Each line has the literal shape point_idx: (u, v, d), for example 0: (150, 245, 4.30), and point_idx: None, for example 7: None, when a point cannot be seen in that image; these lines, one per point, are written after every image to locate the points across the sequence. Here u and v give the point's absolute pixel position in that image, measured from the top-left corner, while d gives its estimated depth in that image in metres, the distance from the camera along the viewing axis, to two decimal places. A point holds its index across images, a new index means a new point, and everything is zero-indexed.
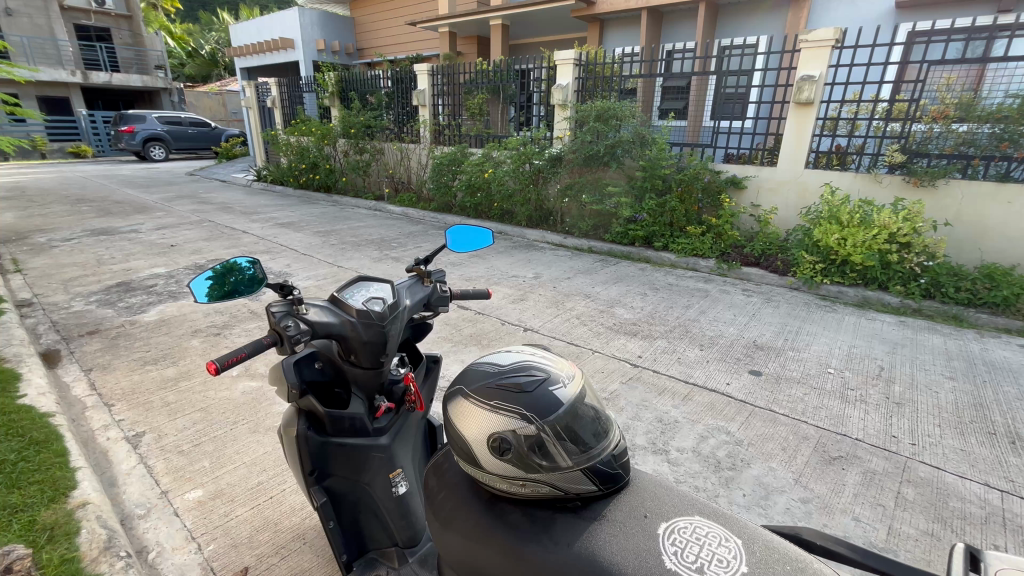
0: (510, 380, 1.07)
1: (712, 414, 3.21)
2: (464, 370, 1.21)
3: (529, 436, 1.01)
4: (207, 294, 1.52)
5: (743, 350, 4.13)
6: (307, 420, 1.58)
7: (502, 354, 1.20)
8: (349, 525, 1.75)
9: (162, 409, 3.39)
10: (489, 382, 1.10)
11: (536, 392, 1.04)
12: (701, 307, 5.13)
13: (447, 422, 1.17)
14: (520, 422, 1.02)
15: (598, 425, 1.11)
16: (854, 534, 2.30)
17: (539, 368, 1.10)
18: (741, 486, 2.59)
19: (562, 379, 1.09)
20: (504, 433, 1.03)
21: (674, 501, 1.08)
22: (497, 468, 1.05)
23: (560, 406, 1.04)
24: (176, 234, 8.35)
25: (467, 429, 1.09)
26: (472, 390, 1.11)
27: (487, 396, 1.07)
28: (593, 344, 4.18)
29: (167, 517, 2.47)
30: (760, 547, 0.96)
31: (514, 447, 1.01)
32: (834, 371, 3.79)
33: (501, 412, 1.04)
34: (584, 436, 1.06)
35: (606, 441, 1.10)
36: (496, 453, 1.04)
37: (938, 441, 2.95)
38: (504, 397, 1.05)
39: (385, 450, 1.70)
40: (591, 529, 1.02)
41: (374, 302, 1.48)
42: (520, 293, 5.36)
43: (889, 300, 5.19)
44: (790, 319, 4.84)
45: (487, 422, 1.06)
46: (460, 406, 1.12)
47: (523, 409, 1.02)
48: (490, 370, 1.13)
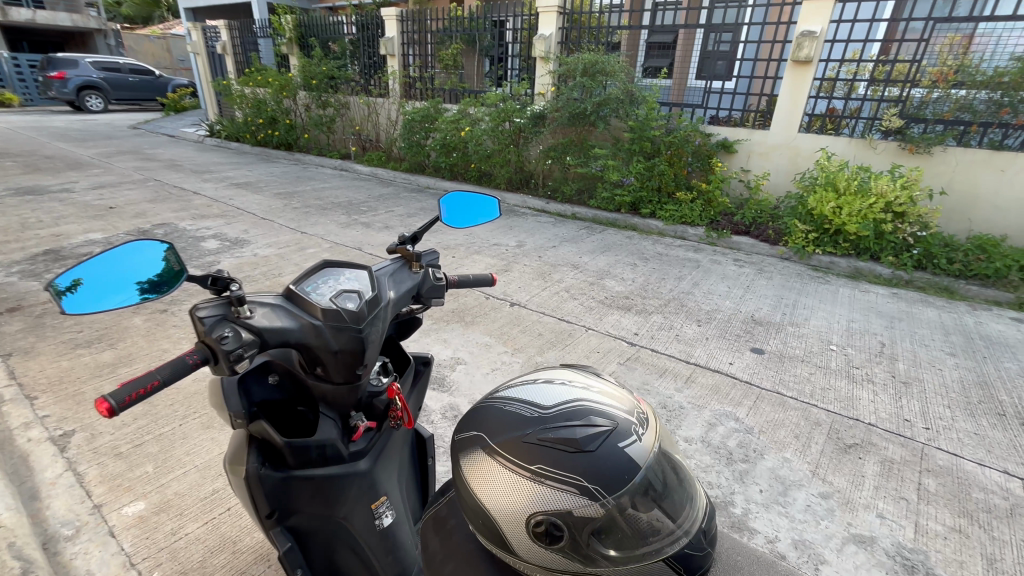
0: (557, 433, 0.73)
1: (718, 397, 2.99)
2: (483, 407, 0.86)
3: (591, 519, 0.68)
4: (164, 260, 1.13)
5: (741, 326, 3.92)
6: (260, 452, 1.19)
7: (537, 384, 0.85)
8: (322, 568, 1.40)
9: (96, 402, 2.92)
10: (526, 432, 0.75)
11: (601, 453, 0.71)
12: (694, 279, 4.89)
13: (459, 484, 0.81)
14: (578, 499, 0.68)
15: (678, 487, 0.80)
16: (881, 533, 2.13)
17: (598, 413, 0.77)
18: (756, 481, 2.38)
19: (632, 428, 0.77)
20: (555, 515, 0.69)
21: None
22: (540, 559, 0.72)
23: (634, 471, 0.72)
24: (116, 195, 7.48)
25: (493, 502, 0.74)
26: (500, 443, 0.76)
27: (524, 457, 0.73)
28: (585, 321, 3.88)
29: (101, 538, 2.08)
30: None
31: (570, 534, 0.68)
32: (836, 348, 3.62)
33: (548, 484, 0.70)
34: (666, 508, 0.75)
35: (691, 511, 0.79)
36: (537, 541, 0.70)
37: (951, 424, 2.82)
38: (551, 458, 0.71)
39: (366, 476, 1.35)
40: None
41: (348, 298, 1.10)
42: (503, 263, 4.97)
43: (882, 271, 5.09)
44: (785, 291, 4.66)
45: (526, 498, 0.71)
46: (479, 468, 0.77)
47: (584, 479, 0.69)
48: (525, 414, 0.78)
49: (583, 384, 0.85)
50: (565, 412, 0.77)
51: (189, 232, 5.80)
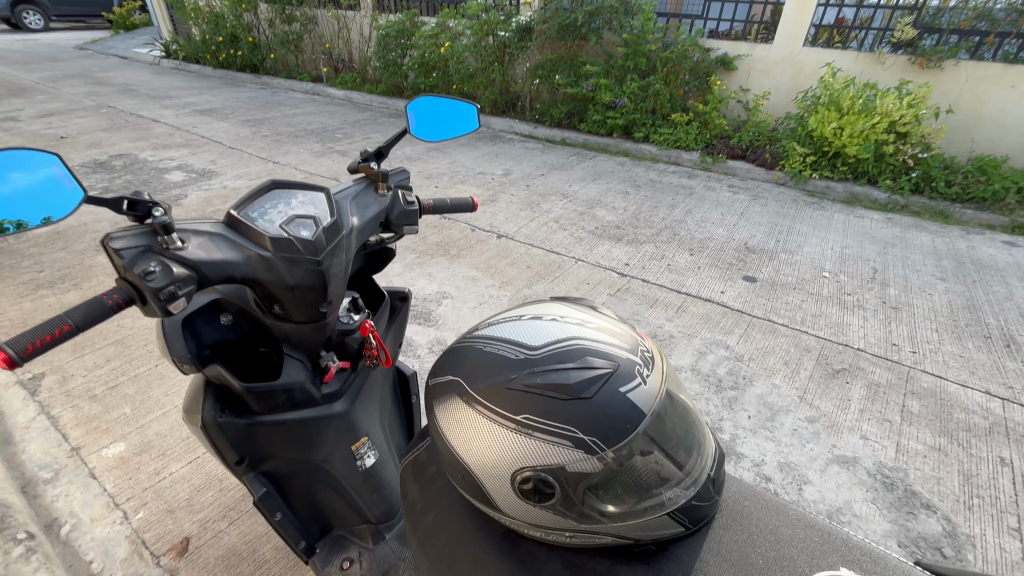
0: (548, 378, 0.62)
1: (709, 326, 2.95)
2: (460, 350, 0.74)
3: (588, 476, 0.59)
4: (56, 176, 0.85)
5: (734, 254, 3.82)
6: (220, 399, 1.07)
7: (525, 321, 0.73)
8: (305, 508, 1.35)
9: (65, 344, 2.78)
10: (511, 378, 0.64)
11: (601, 400, 0.61)
12: (687, 206, 4.72)
13: (435, 434, 0.72)
14: (573, 454, 0.59)
15: (684, 433, 0.71)
16: (863, 453, 2.17)
17: (597, 353, 0.65)
18: (745, 407, 2.39)
19: (636, 368, 0.65)
20: (545, 473, 0.59)
21: (796, 545, 0.77)
22: (527, 516, 0.64)
23: (640, 418, 0.62)
24: (66, 123, 6.87)
25: (474, 456, 0.64)
26: (480, 391, 0.65)
27: (509, 406, 0.62)
28: (575, 252, 3.74)
29: (81, 480, 2.03)
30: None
31: (561, 492, 0.60)
32: (829, 275, 3.56)
33: (537, 438, 0.60)
34: (671, 455, 0.66)
35: (700, 457, 0.71)
36: (524, 498, 0.62)
37: (937, 347, 2.83)
38: (540, 405, 0.61)
39: (343, 418, 1.26)
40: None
41: (301, 225, 0.94)
42: (489, 193, 4.73)
43: (878, 196, 4.95)
44: (779, 218, 4.53)
45: (512, 453, 0.61)
46: (458, 420, 0.66)
47: (580, 431, 0.59)
48: (509, 357, 0.67)
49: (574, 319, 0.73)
50: (556, 351, 0.65)
51: (150, 163, 5.39)
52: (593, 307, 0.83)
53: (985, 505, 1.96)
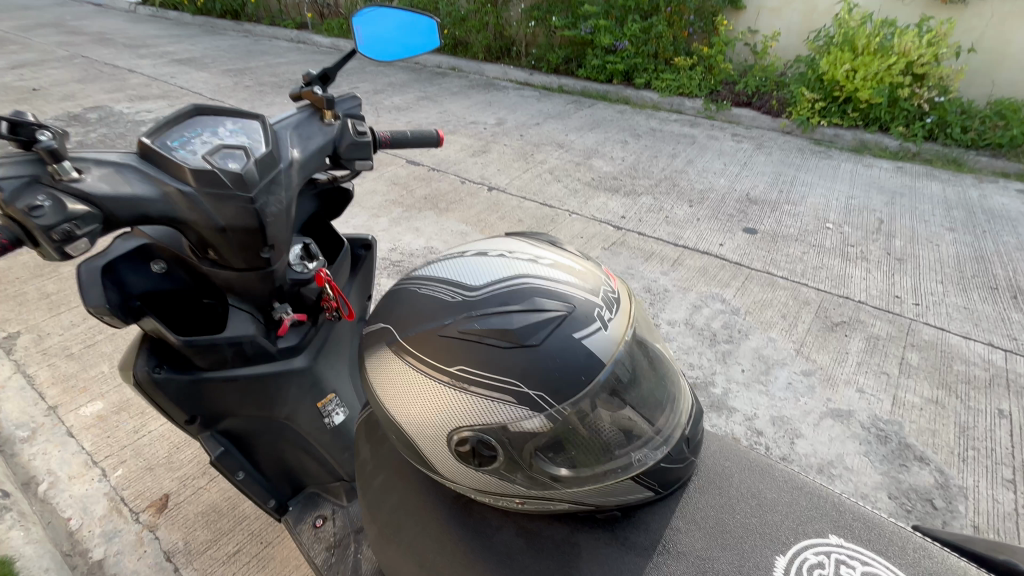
0: (487, 323, 0.62)
1: (705, 279, 2.85)
2: (399, 293, 0.74)
3: (536, 436, 0.58)
4: None
5: (735, 205, 3.66)
6: (161, 355, 0.99)
7: (468, 264, 0.71)
8: (274, 468, 1.29)
9: (40, 303, 2.69)
10: (447, 324, 0.64)
11: (548, 348, 0.60)
12: (688, 156, 4.51)
13: (373, 396, 0.71)
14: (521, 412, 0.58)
15: (655, 386, 0.70)
16: (858, 407, 2.11)
17: (546, 295, 0.64)
18: (739, 360, 2.33)
19: (596, 311, 0.64)
20: (488, 435, 0.59)
21: (775, 504, 0.80)
22: (476, 481, 0.64)
23: (596, 368, 0.61)
24: (38, 75, 6.53)
25: (418, 418, 0.63)
26: (411, 339, 0.65)
27: (443, 354, 0.61)
28: (569, 205, 3.58)
29: (59, 439, 1.99)
30: (916, 562, 0.73)
31: (503, 454, 0.59)
32: (833, 226, 3.42)
33: (476, 392, 0.59)
34: (643, 412, 0.65)
35: (672, 414, 0.70)
36: (467, 462, 0.62)
37: (941, 300, 2.73)
38: (475, 354, 0.60)
39: (305, 374, 1.17)
40: (653, 563, 0.73)
41: (228, 156, 0.82)
42: (481, 144, 4.51)
43: (889, 143, 4.71)
44: (783, 167, 4.32)
45: (448, 406, 0.61)
46: (392, 369, 0.67)
47: (524, 385, 0.58)
48: (447, 301, 0.66)
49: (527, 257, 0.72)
50: (500, 292, 0.64)
51: (126, 115, 5.14)
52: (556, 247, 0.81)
53: (980, 457, 1.92)
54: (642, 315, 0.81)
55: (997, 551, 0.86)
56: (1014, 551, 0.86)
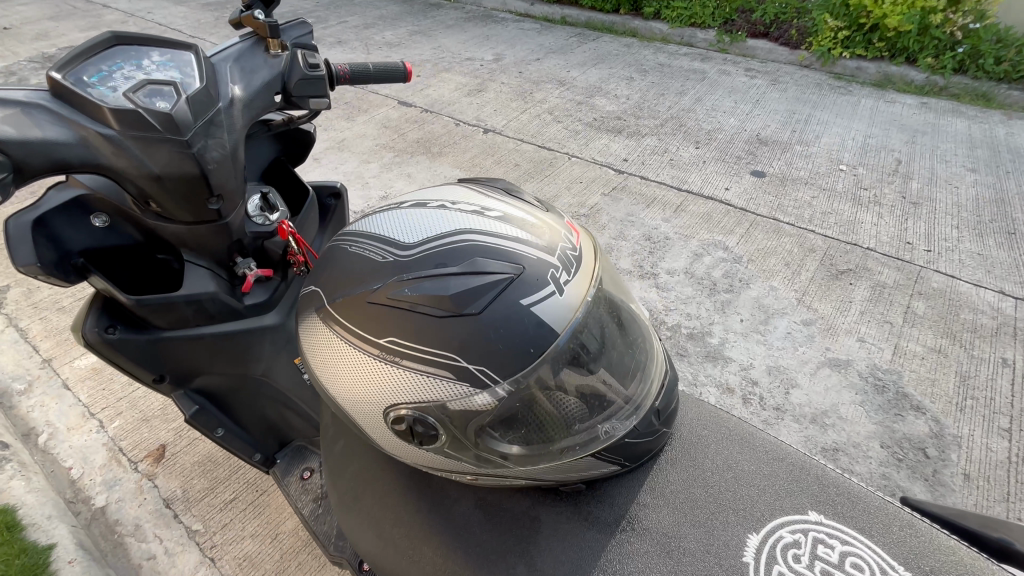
0: (417, 290, 0.65)
1: (708, 226, 2.73)
2: (334, 249, 0.77)
3: (478, 414, 0.62)
4: None
5: (744, 147, 3.47)
6: (116, 316, 0.94)
7: (403, 216, 0.74)
8: (257, 424, 1.27)
9: None
10: (374, 290, 0.67)
11: (491, 315, 0.63)
12: (697, 93, 4.23)
13: (313, 365, 0.75)
14: (464, 389, 0.62)
15: (625, 352, 0.74)
16: (857, 356, 2.07)
17: (487, 256, 0.66)
18: (738, 310, 2.27)
19: (551, 273, 0.66)
20: (428, 415, 0.63)
21: (750, 478, 0.83)
22: (424, 456, 0.69)
23: (551, 337, 0.64)
24: (7, 12, 6.11)
25: (369, 396, 0.66)
26: (338, 306, 0.70)
27: (370, 325, 0.65)
28: (568, 147, 3.40)
29: (55, 391, 1.97)
30: (891, 538, 0.75)
31: (442, 432, 0.64)
32: (846, 168, 3.24)
33: (407, 367, 0.63)
34: (618, 378, 0.71)
35: (642, 382, 0.75)
36: (408, 439, 0.67)
37: (955, 246, 2.61)
38: (401, 323, 0.64)
39: (277, 330, 1.13)
40: (617, 540, 0.76)
41: (155, 96, 0.73)
42: (477, 82, 4.25)
43: (914, 77, 4.37)
44: (797, 104, 4.06)
45: (380, 377, 0.65)
46: (321, 335, 0.72)
47: (461, 358, 0.61)
48: (377, 262, 0.70)
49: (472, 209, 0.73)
50: (432, 255, 0.67)
51: None
52: (513, 195, 0.81)
53: (977, 406, 1.89)
54: (614, 272, 0.83)
55: (988, 527, 0.83)
56: (1008, 527, 0.82)
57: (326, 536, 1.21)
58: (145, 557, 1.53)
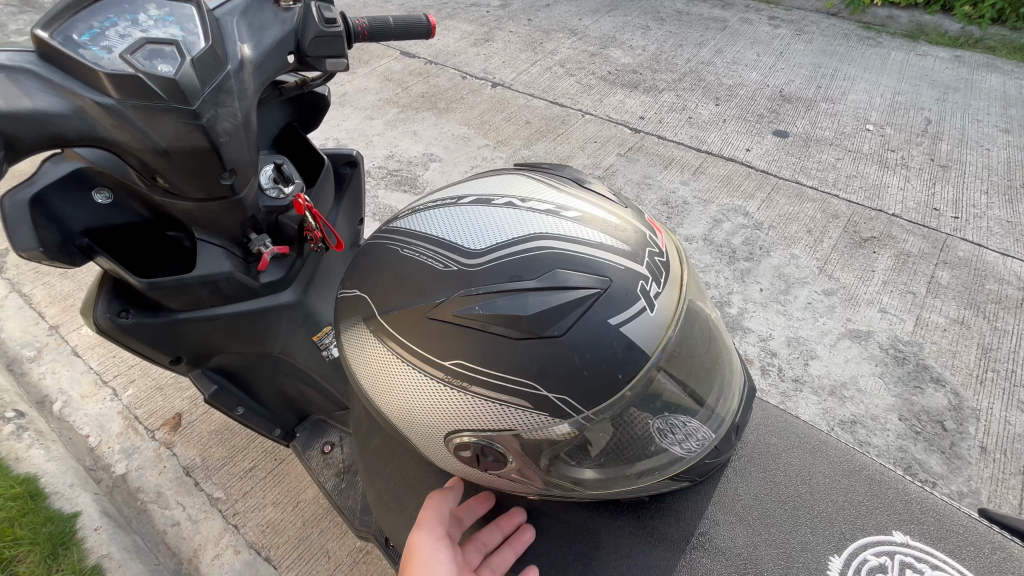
0: (488, 308, 0.65)
1: (728, 190, 2.63)
2: (386, 251, 0.77)
3: (557, 442, 0.66)
4: None
5: (766, 104, 3.29)
6: (126, 299, 0.88)
7: (469, 218, 0.73)
8: (276, 401, 1.24)
9: None
10: (437, 303, 0.68)
11: (573, 336, 0.64)
12: (717, 44, 3.98)
13: (366, 380, 0.76)
14: (542, 417, 0.64)
15: (707, 365, 0.76)
16: (878, 328, 2.03)
17: (569, 267, 0.66)
18: (758, 279, 2.21)
19: (642, 286, 0.66)
20: (494, 443, 0.67)
21: (826, 492, 0.84)
22: (489, 479, 0.76)
23: (641, 359, 0.64)
24: None
25: (432, 417, 0.70)
26: (390, 319, 0.70)
27: (435, 348, 0.67)
28: (581, 103, 3.23)
29: (65, 358, 1.92)
30: (979, 561, 0.76)
31: (513, 462, 0.68)
32: (873, 128, 3.08)
33: (475, 393, 0.65)
34: (698, 391, 0.74)
35: (725, 398, 0.80)
36: (472, 461, 0.71)
37: (983, 213, 2.52)
38: (469, 342, 0.65)
39: (294, 308, 1.08)
40: (688, 558, 0.78)
41: (157, 60, 0.64)
42: (483, 31, 3.99)
43: (948, 28, 4.11)
44: (823, 57, 3.83)
45: (445, 398, 0.68)
46: (372, 347, 0.73)
47: (542, 389, 0.63)
48: (439, 270, 0.70)
49: (545, 208, 0.72)
50: (505, 264, 0.67)
51: None
52: (581, 186, 0.79)
53: (998, 378, 1.87)
54: (693, 269, 0.84)
55: None
56: None
57: (351, 511, 1.21)
58: (168, 524, 1.55)
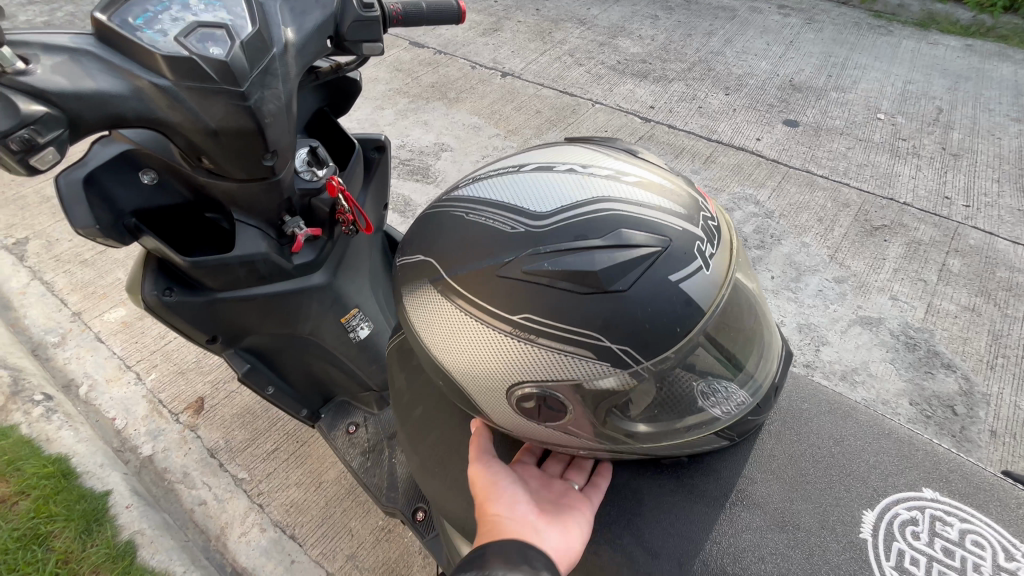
0: (556, 265, 0.69)
1: (739, 179, 2.64)
2: (450, 217, 0.81)
3: (616, 393, 0.69)
4: None
5: (776, 93, 3.28)
6: (169, 277, 0.91)
7: (534, 181, 0.77)
8: (303, 381, 1.28)
9: (14, 205, 2.38)
10: (505, 263, 0.72)
11: (636, 293, 0.68)
12: (726, 33, 3.96)
13: (429, 334, 0.79)
14: (602, 367, 0.68)
15: (750, 331, 0.80)
16: (889, 314, 2.05)
17: (632, 228, 0.70)
18: (769, 267, 2.23)
19: (699, 246, 0.71)
20: (556, 392, 0.70)
21: (857, 450, 0.86)
22: (540, 433, 0.79)
23: (697, 317, 0.69)
24: None
25: (495, 368, 0.73)
26: (458, 278, 0.74)
27: (504, 302, 0.71)
28: (591, 93, 3.23)
29: (89, 344, 1.95)
30: (1006, 516, 0.79)
31: (571, 412, 0.72)
32: (884, 117, 3.08)
33: (542, 344, 0.69)
34: (740, 355, 0.78)
35: (766, 364, 0.83)
36: (530, 411, 0.74)
37: (995, 201, 2.53)
38: (537, 297, 0.69)
39: (325, 290, 1.11)
40: (727, 514, 0.80)
41: (209, 43, 0.66)
42: (491, 21, 3.98)
43: (959, 16, 4.08)
44: (833, 46, 3.81)
45: (510, 350, 0.71)
46: (438, 307, 0.77)
47: (606, 340, 0.67)
48: (506, 231, 0.74)
49: (605, 174, 0.76)
50: (571, 225, 0.71)
51: None
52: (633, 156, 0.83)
53: (1009, 364, 1.89)
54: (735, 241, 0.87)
55: None
56: None
57: (378, 488, 1.26)
58: (196, 503, 1.60)
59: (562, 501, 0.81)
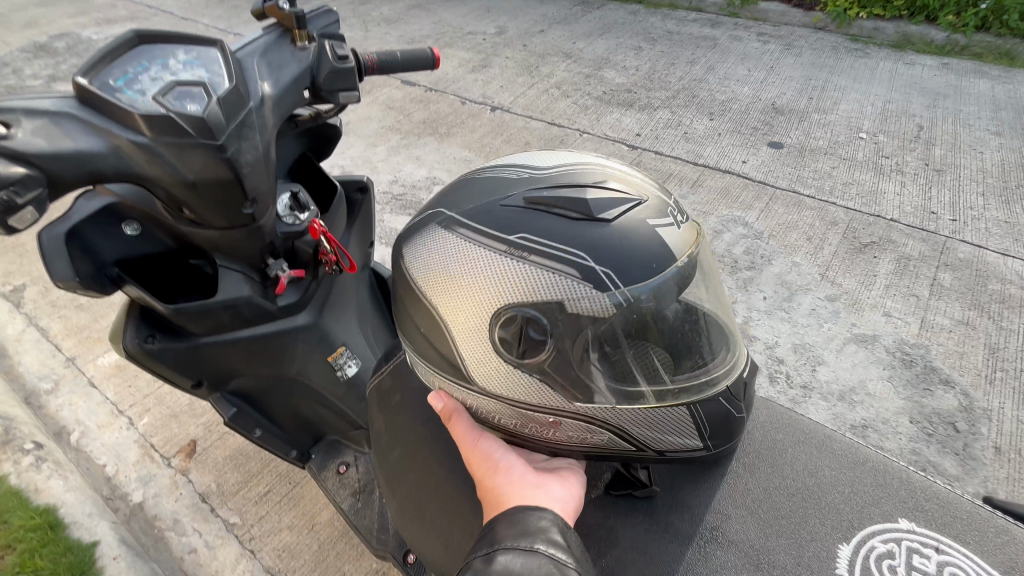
0: (555, 196, 0.78)
1: (727, 202, 2.67)
2: (461, 179, 0.90)
3: (597, 315, 0.72)
4: None
5: (759, 117, 3.36)
6: (153, 324, 0.93)
7: (539, 155, 0.90)
8: (292, 423, 1.26)
9: (14, 254, 2.42)
10: (512, 195, 0.81)
11: (621, 228, 0.75)
12: (708, 61, 4.09)
13: (421, 259, 0.82)
14: (587, 289, 0.72)
15: (714, 320, 0.86)
16: (884, 330, 2.04)
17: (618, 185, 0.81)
18: (761, 287, 2.24)
19: (671, 211, 0.81)
20: (538, 317, 0.72)
21: (832, 484, 0.86)
22: (515, 380, 0.78)
23: (671, 260, 0.76)
24: None
25: (481, 291, 0.75)
26: (464, 210, 0.81)
27: (505, 223, 0.77)
28: (579, 123, 3.31)
29: (82, 389, 1.94)
30: (983, 544, 0.78)
31: (550, 338, 0.73)
32: (866, 136, 3.14)
33: (532, 261, 0.73)
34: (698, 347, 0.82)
35: (732, 359, 0.88)
36: (511, 340, 0.75)
37: (981, 214, 2.55)
38: (535, 219, 0.76)
39: (311, 329, 1.12)
40: (704, 551, 0.79)
41: (185, 99, 0.69)
42: (480, 58, 4.11)
43: (933, 36, 4.20)
44: (813, 70, 3.92)
45: (498, 275, 0.74)
46: (437, 234, 0.81)
47: (593, 258, 0.72)
48: (513, 178, 0.84)
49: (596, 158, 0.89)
50: (568, 175, 0.82)
51: None
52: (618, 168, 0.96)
53: (1007, 378, 1.87)
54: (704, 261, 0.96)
55: None
56: None
57: (367, 531, 1.23)
58: (185, 551, 1.56)
59: (551, 467, 0.86)
